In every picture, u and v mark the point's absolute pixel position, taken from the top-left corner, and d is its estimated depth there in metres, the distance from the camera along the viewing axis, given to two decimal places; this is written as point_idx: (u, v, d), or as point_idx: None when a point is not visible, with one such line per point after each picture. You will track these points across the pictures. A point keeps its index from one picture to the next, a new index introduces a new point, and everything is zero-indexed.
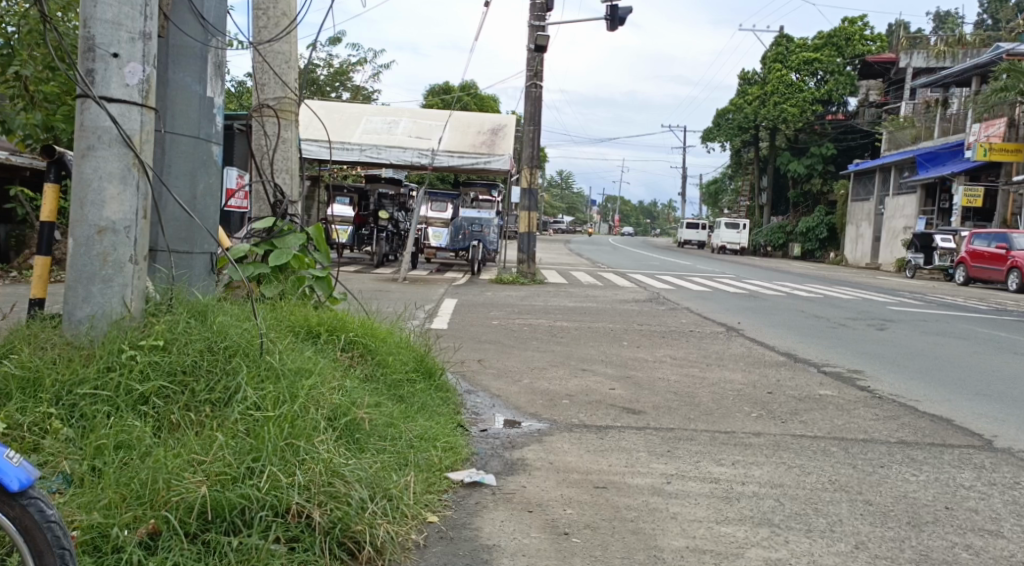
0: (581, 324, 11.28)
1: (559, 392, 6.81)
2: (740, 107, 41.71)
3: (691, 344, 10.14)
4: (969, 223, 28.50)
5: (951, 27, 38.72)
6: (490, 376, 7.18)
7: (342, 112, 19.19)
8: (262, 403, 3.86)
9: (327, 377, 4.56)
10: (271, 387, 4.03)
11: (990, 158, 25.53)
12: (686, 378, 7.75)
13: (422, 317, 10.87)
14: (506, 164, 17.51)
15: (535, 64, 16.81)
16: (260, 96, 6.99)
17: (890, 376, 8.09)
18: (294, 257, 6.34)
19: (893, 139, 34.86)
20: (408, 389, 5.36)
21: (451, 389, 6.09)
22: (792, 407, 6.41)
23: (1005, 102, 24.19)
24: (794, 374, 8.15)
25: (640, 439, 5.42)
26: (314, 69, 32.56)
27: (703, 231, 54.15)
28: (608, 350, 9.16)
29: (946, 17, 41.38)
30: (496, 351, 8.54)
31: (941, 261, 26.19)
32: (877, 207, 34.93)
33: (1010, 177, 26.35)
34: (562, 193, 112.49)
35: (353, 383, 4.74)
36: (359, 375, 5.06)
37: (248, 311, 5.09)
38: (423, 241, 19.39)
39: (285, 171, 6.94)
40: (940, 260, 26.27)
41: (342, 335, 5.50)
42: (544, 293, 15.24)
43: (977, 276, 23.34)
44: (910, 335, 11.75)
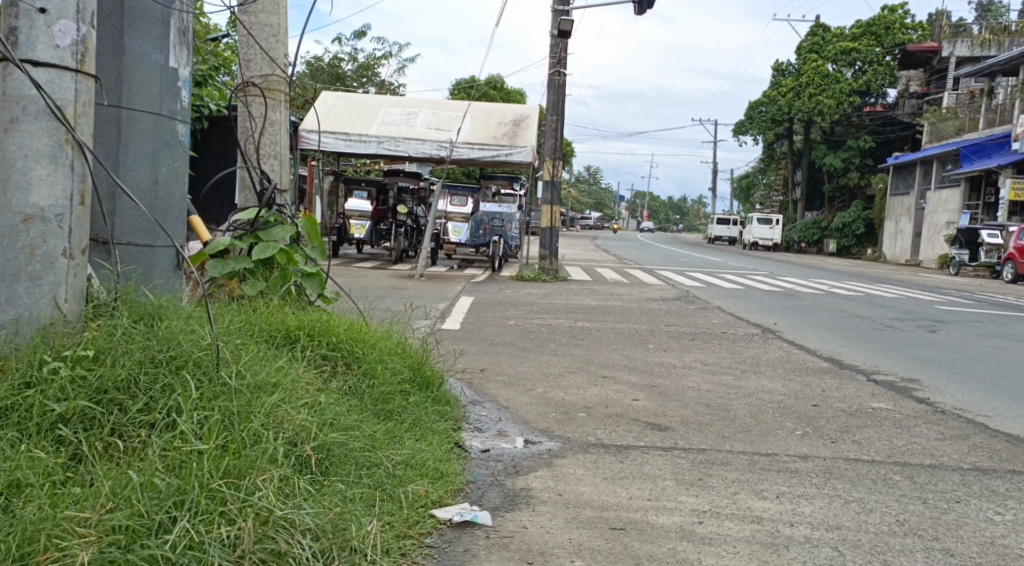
0: (603, 325, 10.54)
1: (577, 403, 6.10)
2: (774, 99, 40.63)
3: (726, 346, 9.39)
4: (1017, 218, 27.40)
5: (995, 15, 37.52)
6: (500, 385, 6.50)
7: (359, 104, 18.44)
8: (203, 428, 3.17)
9: (297, 392, 3.85)
10: (220, 408, 3.35)
11: None
12: (718, 387, 6.99)
13: (432, 317, 10.16)
14: (529, 157, 16.77)
15: (559, 50, 16.05)
16: (246, 74, 6.22)
17: (953, 385, 7.41)
18: (281, 251, 5.61)
19: (935, 130, 33.69)
20: (400, 404, 4.64)
21: (452, 401, 5.39)
22: (842, 424, 5.81)
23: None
24: (841, 382, 7.41)
25: (666, 464, 4.69)
26: (338, 62, 32.14)
27: (735, 227, 53.15)
28: (633, 354, 8.44)
29: (989, 6, 40.11)
30: (509, 355, 7.86)
31: (987, 258, 25.15)
32: (918, 202, 33.80)
33: None
34: (592, 188, 111.71)
35: (330, 398, 4.04)
36: (338, 389, 4.33)
37: (212, 314, 4.39)
38: (443, 236, 18.77)
39: (273, 156, 6.17)
40: (986, 256, 25.24)
41: (325, 341, 4.76)
42: (567, 291, 14.50)
43: None
44: (963, 337, 10.95)
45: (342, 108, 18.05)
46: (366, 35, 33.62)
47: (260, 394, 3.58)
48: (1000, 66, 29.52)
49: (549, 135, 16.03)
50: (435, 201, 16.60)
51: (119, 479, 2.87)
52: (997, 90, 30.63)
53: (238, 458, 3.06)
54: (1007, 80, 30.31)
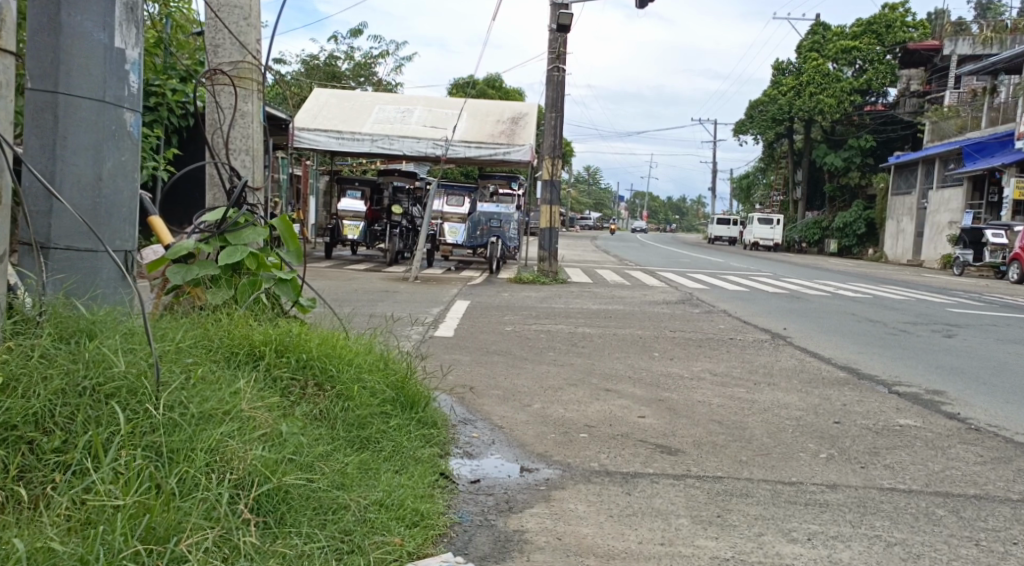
0: (605, 331, 10.00)
1: (579, 421, 5.57)
2: (774, 98, 40.08)
3: (734, 354, 8.86)
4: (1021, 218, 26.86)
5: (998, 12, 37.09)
6: (495, 401, 5.97)
7: (352, 100, 17.83)
8: (121, 473, 2.66)
9: (254, 419, 3.30)
10: (145, 452, 2.82)
11: None
12: (731, 401, 6.44)
13: (424, 323, 9.61)
14: (527, 155, 16.22)
15: (559, 45, 15.50)
16: (214, 60, 5.54)
17: (982, 400, 6.94)
18: (251, 255, 5.00)
19: (937, 129, 33.19)
20: (377, 428, 4.08)
21: (439, 422, 4.83)
22: (871, 446, 5.32)
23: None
24: (862, 395, 6.93)
25: (679, 496, 4.14)
26: (333, 61, 31.56)
27: (735, 227, 52.61)
28: (637, 363, 7.91)
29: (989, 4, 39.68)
30: (505, 367, 7.33)
31: (992, 258, 24.61)
32: (921, 201, 33.28)
33: None
34: (590, 190, 111.26)
35: (292, 425, 3.48)
36: (303, 414, 3.78)
37: (158, 331, 3.85)
38: (439, 237, 18.18)
39: (244, 152, 5.54)
40: (990, 256, 24.68)
41: (294, 357, 4.19)
42: (566, 294, 13.93)
43: None
44: (982, 342, 10.46)
45: (334, 106, 17.42)
46: (361, 33, 33.04)
47: (201, 426, 3.03)
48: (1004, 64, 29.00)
49: (548, 134, 15.49)
50: (431, 202, 16.02)
51: (2, 550, 2.38)
52: (999, 89, 30.06)
53: (159, 517, 2.55)
54: (1010, 79, 29.77)
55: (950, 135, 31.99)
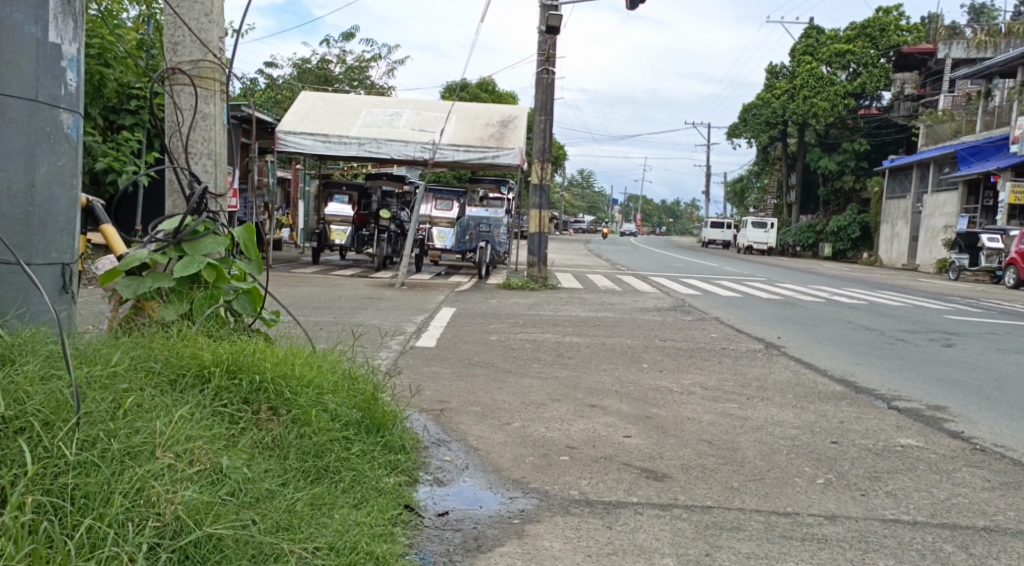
0: (593, 340, 9.66)
1: (560, 442, 5.24)
2: (768, 102, 39.80)
3: (727, 365, 8.53)
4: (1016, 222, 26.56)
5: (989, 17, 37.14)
6: (472, 419, 5.63)
7: (340, 103, 17.42)
8: (15, 524, 2.35)
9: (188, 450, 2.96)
10: (48, 497, 2.51)
11: None
12: (723, 419, 6.12)
13: (407, 333, 9.25)
14: (516, 159, 15.89)
15: (548, 47, 15.17)
16: (173, 59, 5.16)
17: (986, 417, 6.64)
18: (209, 266, 4.63)
19: (931, 133, 32.98)
20: (336, 456, 3.72)
21: (408, 446, 4.48)
22: (871, 470, 5.00)
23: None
24: (860, 412, 6.62)
25: (664, 530, 3.81)
26: (324, 63, 31.14)
27: (729, 231, 52.34)
28: (625, 376, 7.57)
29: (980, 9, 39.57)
30: (487, 380, 6.97)
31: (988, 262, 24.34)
32: (915, 205, 33.06)
33: None
34: (584, 193, 111.10)
35: (233, 455, 3.14)
36: (250, 445, 3.42)
37: (86, 354, 3.50)
38: (428, 242, 17.54)
39: (205, 156, 5.16)
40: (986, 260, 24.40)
41: (246, 377, 3.82)
42: (557, 301, 13.60)
43: None
44: (981, 352, 10.16)
45: (321, 109, 16.99)
46: (352, 35, 32.64)
47: (118, 466, 2.71)
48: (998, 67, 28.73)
49: (538, 136, 15.15)
50: (419, 207, 15.64)
51: None
52: (993, 92, 29.65)
53: None
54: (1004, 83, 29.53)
55: (945, 139, 31.75)
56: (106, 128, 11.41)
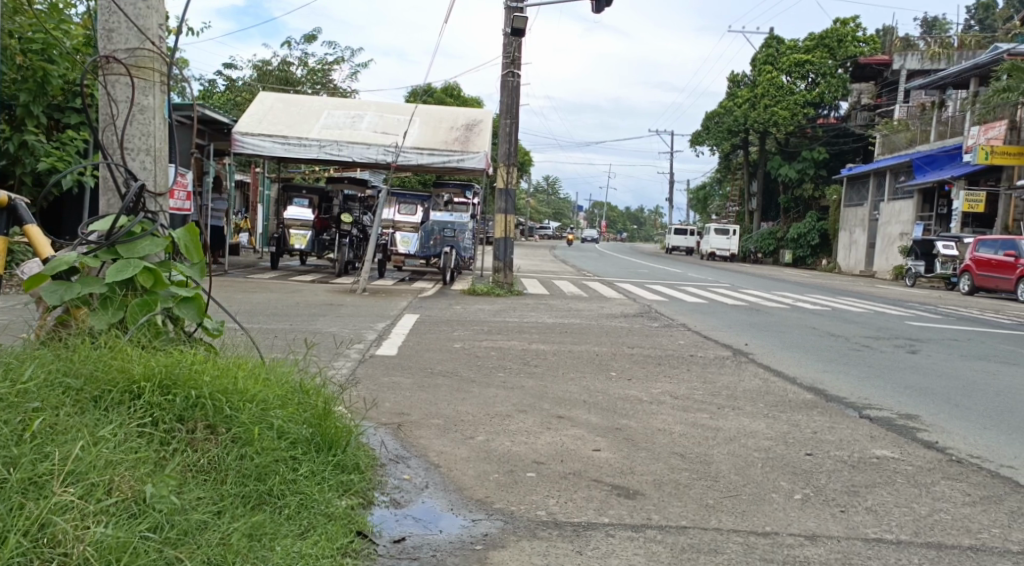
0: (560, 348, 9.41)
1: (526, 457, 4.98)
2: (730, 110, 39.97)
3: (695, 373, 8.32)
4: (970, 230, 26.76)
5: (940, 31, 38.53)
6: (433, 433, 5.36)
7: (299, 105, 17.00)
8: None
9: (97, 483, 2.88)
10: None
11: (992, 161, 23.80)
12: (694, 430, 5.89)
13: (367, 341, 8.93)
14: (482, 163, 15.64)
15: (513, 50, 14.92)
16: (108, 47, 4.82)
17: (958, 426, 6.47)
18: (146, 270, 4.36)
19: (887, 142, 33.26)
20: (282, 477, 3.46)
21: (362, 463, 4.20)
22: (848, 483, 4.80)
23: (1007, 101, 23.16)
24: (833, 421, 6.43)
25: (637, 555, 3.58)
26: (285, 66, 30.67)
27: (692, 237, 52.49)
28: (591, 385, 7.33)
29: (934, 22, 40.09)
30: (449, 391, 6.69)
31: (942, 269, 24.54)
32: (872, 212, 33.36)
33: (1012, 181, 24.66)
34: (548, 199, 111.18)
35: (154, 482, 3.00)
36: (179, 471, 3.23)
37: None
38: (391, 247, 17.15)
39: (143, 152, 4.83)
40: (941, 267, 24.59)
41: (181, 392, 3.55)
42: (522, 307, 13.35)
43: (982, 286, 21.64)
44: (946, 359, 10.07)
45: (279, 110, 16.57)
46: (314, 38, 32.20)
47: (16, 502, 2.69)
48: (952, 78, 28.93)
49: (503, 140, 14.90)
50: (381, 211, 15.28)
51: None
52: (947, 103, 30.05)
53: None
54: (957, 93, 29.68)
55: (901, 148, 31.95)
56: (51, 128, 10.96)
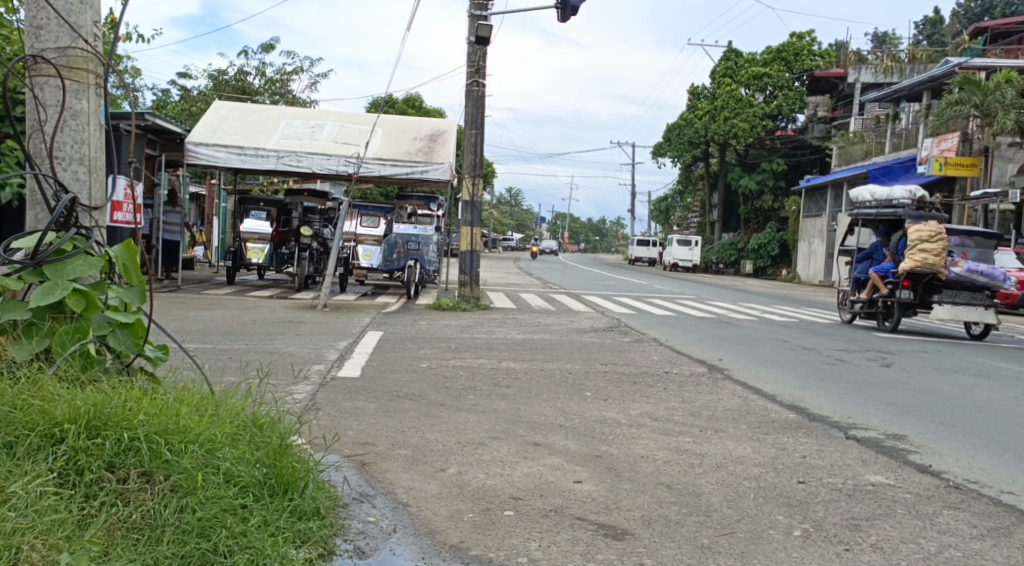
0: (531, 366, 9.02)
1: (502, 492, 4.59)
2: (691, 122, 39.84)
3: (672, 392, 7.97)
4: None
5: (894, 45, 39.00)
6: (401, 466, 4.96)
7: (256, 114, 16.49)
8: None
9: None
10: None
11: (945, 173, 23.72)
12: (678, 456, 5.55)
13: (328, 361, 8.49)
14: (446, 174, 15.26)
15: (477, 59, 14.61)
16: (36, 45, 4.41)
17: (947, 445, 6.17)
18: (77, 293, 4.03)
19: (843, 154, 33.33)
20: (229, 530, 3.15)
21: (324, 506, 3.82)
22: (848, 516, 4.47)
23: (959, 115, 23.28)
24: (819, 443, 6.11)
25: None
26: (244, 76, 30.07)
27: (654, 249, 52.48)
28: (565, 408, 6.95)
29: (886, 36, 40.59)
30: (416, 416, 6.29)
31: None
32: (830, 223, 33.49)
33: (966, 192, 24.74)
34: (510, 211, 110.91)
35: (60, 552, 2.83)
36: (98, 534, 3.00)
37: None
38: (353, 260, 16.68)
39: (76, 160, 4.42)
40: None
41: (109, 437, 3.29)
42: (489, 322, 12.95)
43: None
44: (920, 372, 9.85)
45: (235, 120, 16.06)
46: (273, 48, 31.67)
47: None
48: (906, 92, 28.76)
49: (468, 151, 14.52)
50: (342, 224, 14.79)
51: None
52: (900, 116, 30.17)
53: None
54: (910, 107, 29.72)
55: (857, 159, 32.07)
56: None
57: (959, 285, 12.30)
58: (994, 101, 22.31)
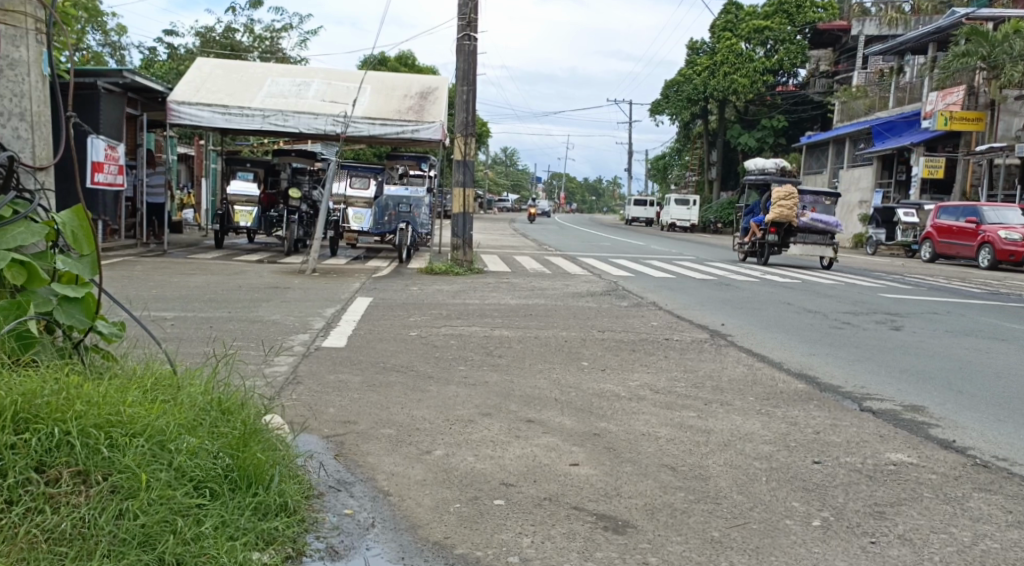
0: (526, 333, 8.61)
1: (493, 477, 4.20)
2: (689, 78, 38.89)
3: (674, 360, 7.59)
4: (928, 196, 26.36)
5: None
6: (384, 449, 4.56)
7: (241, 71, 15.89)
8: None
9: None
10: None
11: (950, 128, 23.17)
12: (682, 433, 5.16)
13: (313, 329, 8.09)
14: (437, 133, 14.74)
15: (469, 11, 13.95)
16: None
17: (965, 416, 5.81)
18: (17, 265, 3.62)
19: (845, 110, 32.72)
20: (179, 536, 2.88)
21: (292, 500, 3.42)
22: (872, 502, 4.09)
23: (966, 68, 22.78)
24: (830, 415, 5.75)
25: None
26: (231, 32, 29.30)
27: (652, 208, 51.91)
28: (561, 379, 6.56)
29: None
30: (402, 391, 5.89)
31: (902, 237, 24.15)
32: (832, 180, 33.15)
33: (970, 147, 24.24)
34: (506, 170, 109.98)
35: None
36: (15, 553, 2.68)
37: None
38: (342, 223, 16.33)
39: (17, 115, 3.96)
40: (902, 235, 24.21)
41: (37, 434, 2.95)
42: (482, 287, 12.53)
43: (943, 254, 21.25)
44: (931, 335, 9.47)
45: (220, 77, 15.48)
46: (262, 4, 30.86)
47: None
48: (910, 45, 28.11)
49: (461, 108, 13.97)
50: (331, 184, 14.29)
51: None
52: (905, 69, 29.57)
53: None
54: (915, 60, 29.09)
55: (859, 115, 31.46)
56: None
57: (807, 230, 17.36)
58: (1001, 53, 21.70)
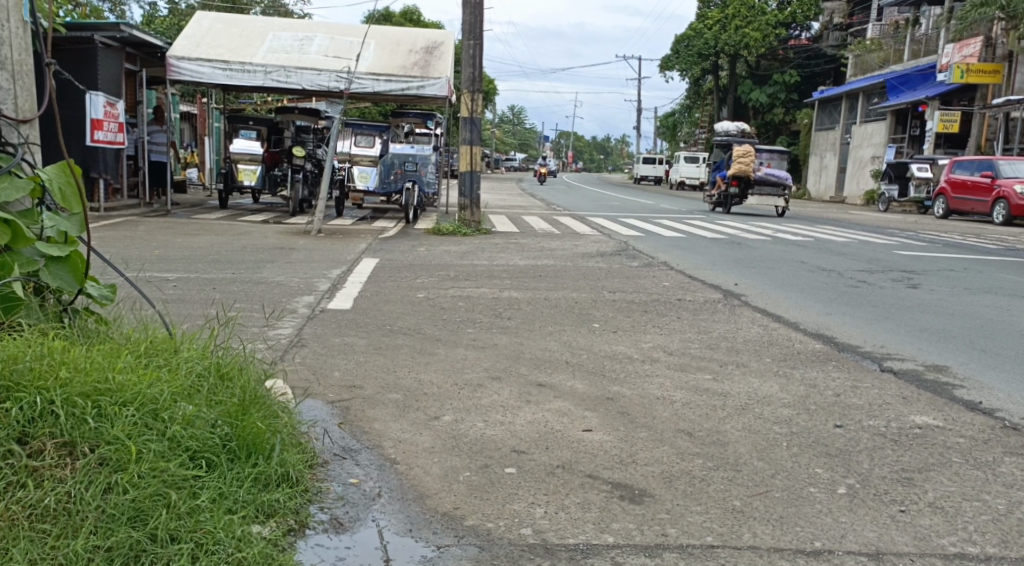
0: (535, 294, 8.42)
1: (504, 445, 4.04)
2: (700, 32, 38.20)
3: (688, 321, 7.40)
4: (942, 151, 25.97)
5: None
6: (390, 414, 4.41)
7: (242, 25, 15.56)
8: None
9: None
10: None
11: (967, 81, 22.74)
12: (698, 397, 4.99)
13: (318, 291, 7.92)
14: (444, 90, 14.44)
15: None
16: None
17: (991, 375, 5.62)
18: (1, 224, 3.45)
19: (859, 64, 32.14)
20: (173, 510, 2.73)
21: (294, 470, 3.26)
22: (899, 467, 3.92)
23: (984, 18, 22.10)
24: (851, 376, 5.57)
25: None
26: None
27: (661, 166, 51.36)
28: (573, 340, 6.39)
29: None
30: (409, 353, 5.72)
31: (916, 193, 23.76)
32: (843, 136, 32.67)
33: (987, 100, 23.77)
34: (514, 128, 109.04)
35: None
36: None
37: None
38: (348, 183, 16.06)
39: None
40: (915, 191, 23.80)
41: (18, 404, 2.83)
42: (490, 247, 12.33)
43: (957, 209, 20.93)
44: (949, 292, 9.26)
45: (220, 32, 15.16)
46: None
47: None
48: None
49: (467, 64, 13.65)
50: (335, 142, 14.04)
51: None
52: (921, 21, 28.95)
53: None
54: (931, 11, 28.46)
55: (873, 68, 30.88)
56: None
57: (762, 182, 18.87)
58: None
